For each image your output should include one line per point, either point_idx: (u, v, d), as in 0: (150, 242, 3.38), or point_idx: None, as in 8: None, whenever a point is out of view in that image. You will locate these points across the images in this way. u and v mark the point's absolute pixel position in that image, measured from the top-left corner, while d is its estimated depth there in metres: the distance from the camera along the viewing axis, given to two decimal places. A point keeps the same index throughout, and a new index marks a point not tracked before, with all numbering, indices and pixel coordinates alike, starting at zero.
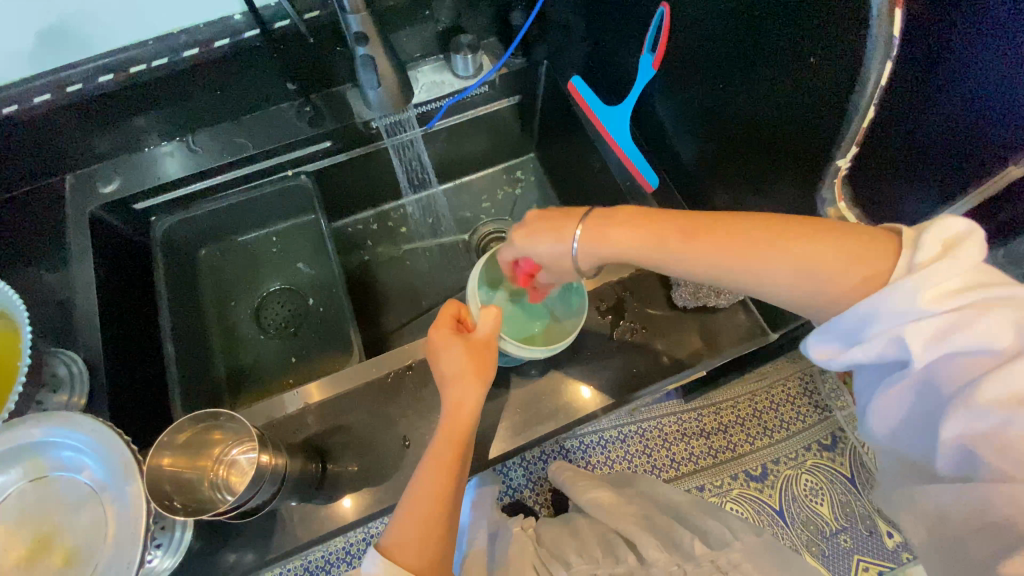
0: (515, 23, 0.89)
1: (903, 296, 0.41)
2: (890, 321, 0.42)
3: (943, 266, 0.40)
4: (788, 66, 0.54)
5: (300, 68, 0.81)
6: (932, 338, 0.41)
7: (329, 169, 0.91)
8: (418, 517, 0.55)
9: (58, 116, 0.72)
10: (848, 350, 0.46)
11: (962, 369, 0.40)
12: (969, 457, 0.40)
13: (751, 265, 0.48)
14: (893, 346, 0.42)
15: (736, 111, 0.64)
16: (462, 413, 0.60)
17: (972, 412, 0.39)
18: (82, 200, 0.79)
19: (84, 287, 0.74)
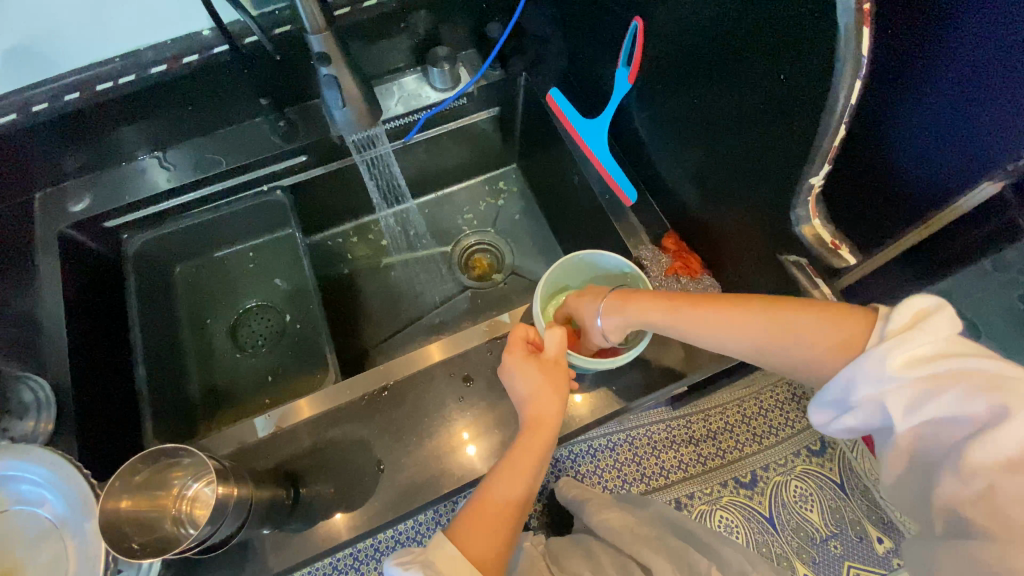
0: (492, 35, 0.88)
1: (876, 364, 0.44)
2: (870, 386, 0.45)
3: (910, 336, 0.43)
4: (759, 82, 0.53)
5: (273, 83, 0.80)
6: (910, 404, 0.43)
7: (306, 184, 0.90)
8: (483, 524, 0.55)
9: (22, 135, 0.70)
10: (840, 415, 0.48)
11: (946, 433, 0.42)
12: (963, 524, 0.41)
13: (736, 333, 0.54)
14: (877, 412, 0.45)
15: (711, 127, 0.63)
16: (544, 424, 0.61)
17: (961, 475, 0.40)
18: (52, 219, 0.78)
19: (52, 308, 0.72)
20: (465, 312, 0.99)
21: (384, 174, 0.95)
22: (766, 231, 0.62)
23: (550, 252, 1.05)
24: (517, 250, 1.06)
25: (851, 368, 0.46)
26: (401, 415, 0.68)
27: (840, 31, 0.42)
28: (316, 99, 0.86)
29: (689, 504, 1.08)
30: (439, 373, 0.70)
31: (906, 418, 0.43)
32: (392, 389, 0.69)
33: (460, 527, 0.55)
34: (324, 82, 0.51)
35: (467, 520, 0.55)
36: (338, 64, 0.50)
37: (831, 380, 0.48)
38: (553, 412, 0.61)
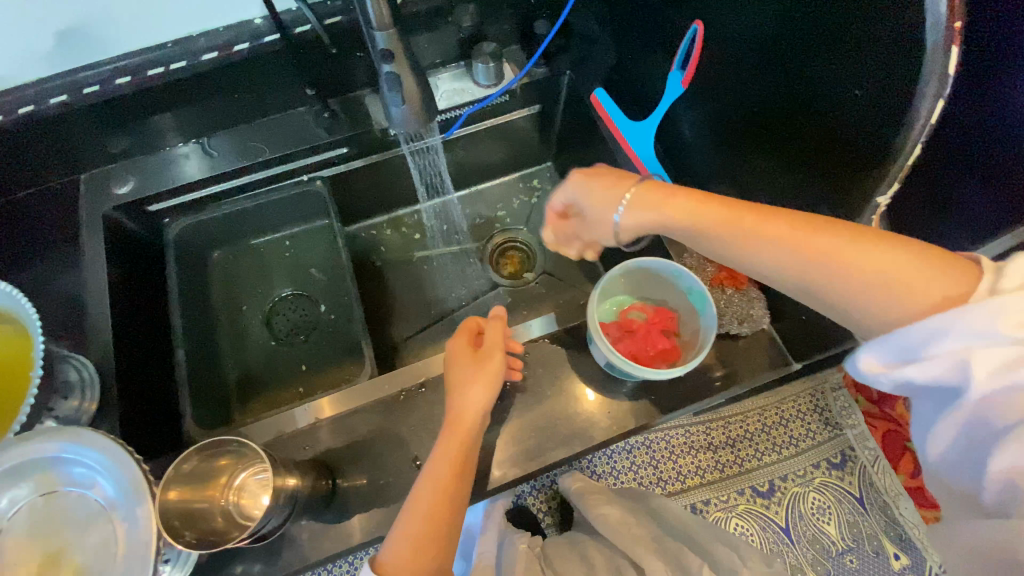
0: (539, 32, 0.87)
1: (972, 321, 0.40)
2: (957, 345, 0.41)
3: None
4: (820, 98, 0.52)
5: (319, 74, 0.80)
6: (1001, 367, 0.39)
7: (345, 175, 0.90)
8: (421, 513, 0.57)
9: (74, 116, 0.71)
10: (903, 365, 0.44)
11: (1009, 408, 0.39)
12: (1012, 493, 0.40)
13: (796, 240, 0.47)
14: (956, 370, 0.41)
15: (764, 140, 0.62)
16: (465, 419, 0.61)
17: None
18: (97, 200, 0.79)
19: (97, 290, 0.73)
20: (494, 309, 0.99)
21: (429, 164, 0.95)
22: None
23: (582, 253, 1.04)
24: (548, 250, 1.04)
25: (935, 322, 0.41)
26: (435, 413, 0.68)
27: (926, 51, 0.40)
28: (359, 90, 0.85)
29: (704, 509, 1.08)
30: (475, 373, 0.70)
31: (984, 386, 0.40)
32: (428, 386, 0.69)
33: (392, 550, 0.57)
34: (385, 79, 0.50)
35: (401, 541, 0.57)
36: (400, 61, 0.49)
37: (905, 328, 0.43)
38: (477, 409, 0.62)
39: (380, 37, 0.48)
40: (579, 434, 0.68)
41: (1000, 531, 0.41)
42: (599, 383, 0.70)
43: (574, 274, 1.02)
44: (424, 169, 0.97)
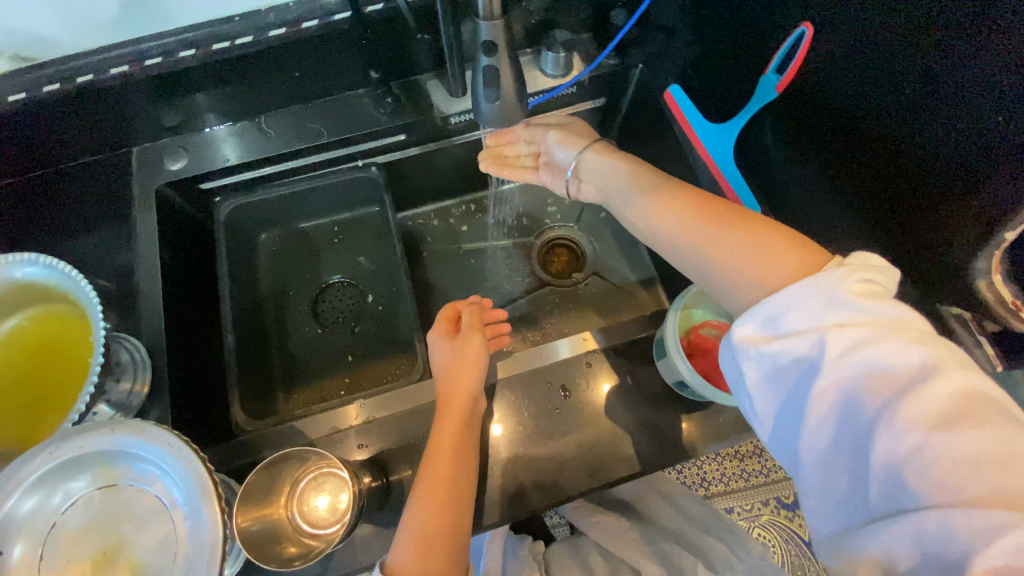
0: (615, 23, 0.82)
1: (826, 293, 0.41)
2: (823, 317, 0.41)
3: (852, 275, 0.42)
4: (911, 123, 0.50)
5: (384, 56, 0.76)
6: (850, 343, 0.39)
7: (401, 162, 0.87)
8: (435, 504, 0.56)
9: (133, 88, 0.68)
10: (769, 342, 0.43)
11: (877, 384, 0.39)
12: (894, 487, 0.37)
13: (746, 237, 0.50)
14: (813, 347, 0.41)
15: (839, 160, 0.60)
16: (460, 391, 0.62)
17: (896, 427, 0.37)
18: (149, 175, 0.77)
19: (148, 270, 0.72)
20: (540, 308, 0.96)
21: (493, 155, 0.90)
22: (907, 277, 0.57)
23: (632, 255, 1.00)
24: (598, 249, 1.01)
25: (802, 294, 0.42)
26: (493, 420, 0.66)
27: None
28: (422, 74, 0.82)
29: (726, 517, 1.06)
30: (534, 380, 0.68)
31: (837, 358, 0.40)
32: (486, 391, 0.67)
33: (401, 550, 0.54)
34: (483, 73, 0.47)
35: (408, 540, 0.55)
36: (503, 54, 0.46)
37: (769, 303, 0.43)
38: (470, 384, 0.63)
39: (484, 25, 0.44)
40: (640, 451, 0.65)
41: (899, 533, 0.35)
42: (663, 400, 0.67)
43: (624, 276, 0.98)
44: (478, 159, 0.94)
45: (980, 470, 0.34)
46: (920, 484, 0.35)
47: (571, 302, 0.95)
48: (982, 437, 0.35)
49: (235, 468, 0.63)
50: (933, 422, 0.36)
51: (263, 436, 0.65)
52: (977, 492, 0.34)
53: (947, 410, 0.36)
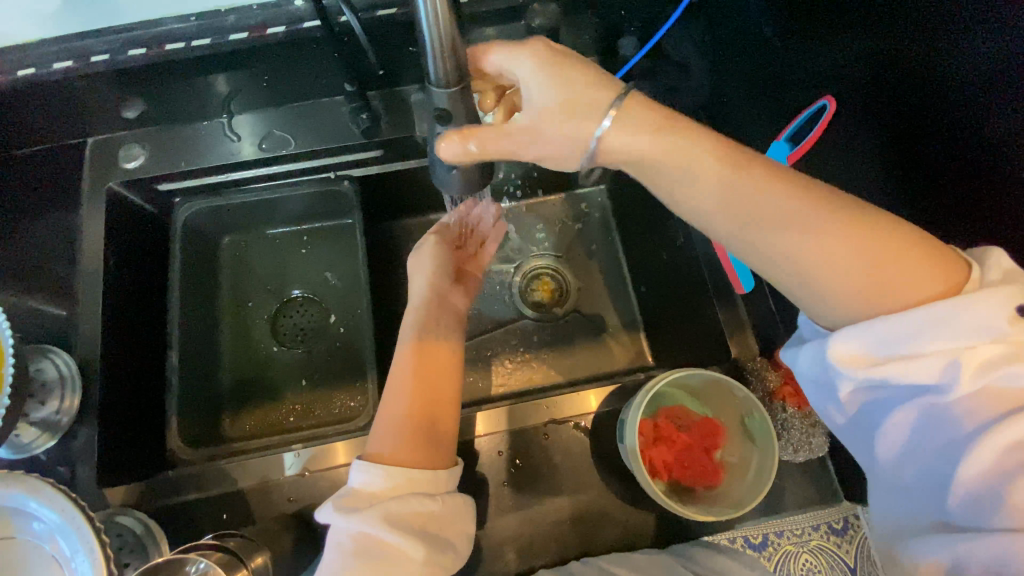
0: (624, 52, 0.73)
1: (977, 312, 0.37)
2: (958, 336, 0.37)
3: (1016, 288, 0.36)
4: (936, 93, 0.45)
5: (359, 68, 0.69)
6: (981, 366, 0.37)
7: (377, 178, 0.80)
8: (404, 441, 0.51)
9: (80, 83, 0.63)
10: (883, 358, 0.39)
11: (992, 405, 0.37)
12: (979, 507, 0.36)
13: (779, 188, 0.40)
14: (939, 365, 0.38)
15: (861, 146, 0.53)
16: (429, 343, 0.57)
17: (1008, 453, 0.36)
18: (101, 171, 0.72)
19: (90, 277, 0.68)
20: (514, 343, 0.89)
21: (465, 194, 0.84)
22: None
23: (623, 296, 0.93)
24: (584, 284, 0.94)
25: (943, 309, 0.37)
26: None
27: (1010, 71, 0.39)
28: (405, 85, 0.74)
29: None
30: (483, 450, 0.63)
31: (967, 382, 0.37)
32: None
33: (382, 444, 0.50)
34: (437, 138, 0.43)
35: (390, 432, 0.51)
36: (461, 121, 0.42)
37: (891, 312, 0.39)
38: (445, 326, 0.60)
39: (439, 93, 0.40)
40: (584, 537, 0.61)
41: (976, 549, 0.36)
42: (621, 484, 0.62)
43: (609, 318, 0.91)
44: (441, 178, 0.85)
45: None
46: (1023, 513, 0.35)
47: (549, 341, 0.89)
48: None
49: (156, 508, 0.60)
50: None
51: (190, 475, 0.61)
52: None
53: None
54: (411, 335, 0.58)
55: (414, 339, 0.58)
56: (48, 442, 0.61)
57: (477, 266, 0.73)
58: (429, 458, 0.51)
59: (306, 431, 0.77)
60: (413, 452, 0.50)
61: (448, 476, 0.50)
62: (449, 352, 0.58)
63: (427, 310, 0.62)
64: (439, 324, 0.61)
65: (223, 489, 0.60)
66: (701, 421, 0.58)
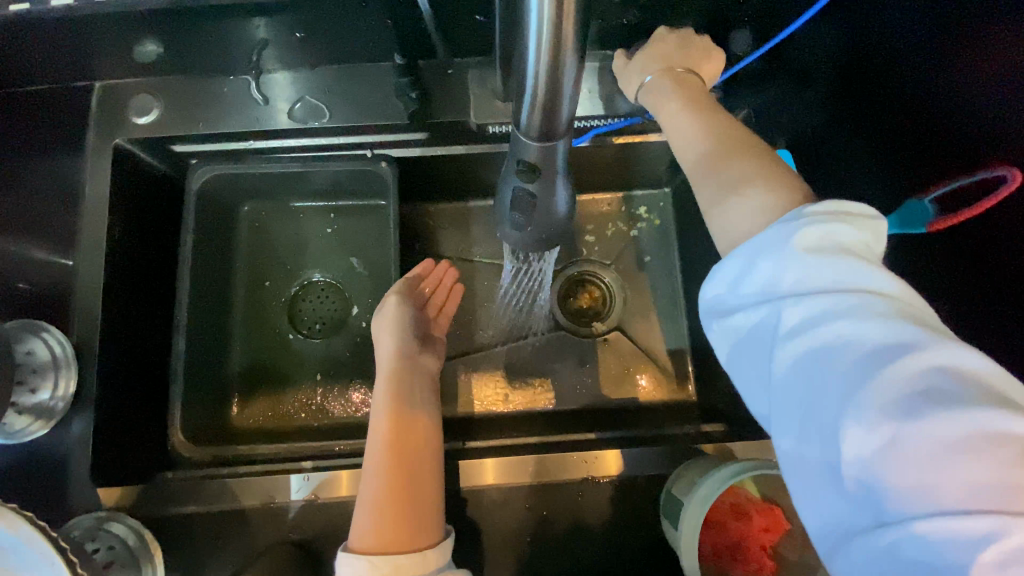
0: (734, 48, 0.60)
1: (781, 241, 0.33)
2: (778, 275, 0.33)
3: (833, 226, 0.33)
4: (994, 152, 0.43)
5: (414, 34, 0.58)
6: (816, 308, 0.32)
7: (418, 160, 0.70)
8: (396, 500, 0.50)
9: (85, 23, 0.53)
10: (731, 316, 0.36)
11: (837, 354, 0.31)
12: (871, 487, 0.29)
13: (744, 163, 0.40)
14: (773, 310, 0.33)
15: (880, 134, 0.53)
16: (400, 399, 0.56)
17: (858, 413, 0.29)
18: (110, 124, 0.63)
19: (92, 246, 0.61)
20: (546, 356, 0.82)
21: (478, 180, 0.76)
22: None
23: (673, 318, 0.84)
24: (632, 300, 0.84)
25: (759, 247, 0.34)
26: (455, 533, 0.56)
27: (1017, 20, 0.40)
28: (464, 58, 0.63)
29: None
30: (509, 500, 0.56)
31: (789, 328, 0.32)
32: (453, 496, 0.57)
33: (364, 529, 0.48)
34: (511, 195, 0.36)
35: (373, 519, 0.48)
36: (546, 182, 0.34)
37: (757, 264, 0.34)
38: (418, 382, 0.59)
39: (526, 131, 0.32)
40: None
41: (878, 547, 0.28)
42: (656, 554, 0.56)
43: (655, 342, 0.83)
44: (468, 169, 0.74)
45: (937, 463, 0.27)
46: (889, 484, 0.28)
47: (585, 359, 0.82)
48: (939, 425, 0.28)
49: (153, 517, 0.55)
50: (894, 404, 0.29)
51: (189, 485, 0.56)
52: (948, 494, 0.27)
53: (890, 383, 0.29)
54: (382, 395, 0.57)
55: (388, 416, 0.54)
56: (40, 429, 0.56)
57: (443, 323, 0.67)
58: (415, 535, 0.48)
59: (319, 428, 0.72)
60: (400, 536, 0.48)
61: (440, 551, 0.47)
62: (426, 426, 0.55)
63: (401, 380, 0.58)
64: (412, 396, 0.57)
65: (224, 506, 0.55)
66: (764, 509, 0.51)
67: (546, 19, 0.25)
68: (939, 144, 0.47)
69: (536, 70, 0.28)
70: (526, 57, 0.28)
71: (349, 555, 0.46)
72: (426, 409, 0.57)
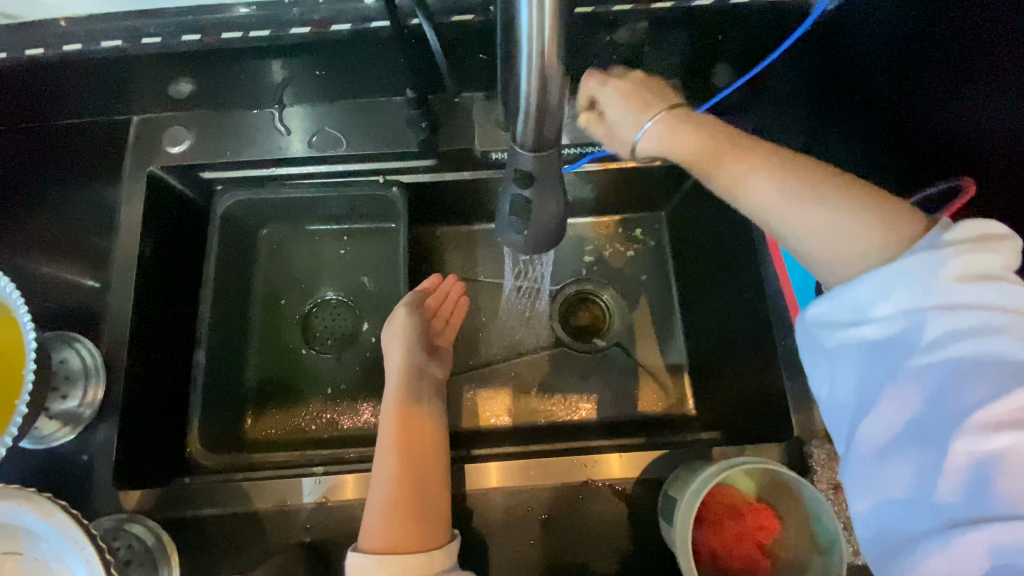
0: (718, 81, 0.66)
1: (933, 267, 0.36)
2: (923, 298, 0.37)
3: (981, 253, 0.36)
4: (965, 151, 0.47)
5: (425, 71, 0.64)
6: (954, 331, 0.36)
7: (427, 185, 0.76)
8: (399, 502, 0.54)
9: (131, 61, 0.60)
10: (850, 328, 0.39)
11: (973, 370, 0.35)
12: (979, 487, 0.33)
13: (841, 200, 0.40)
14: (909, 326, 0.37)
15: (858, 146, 0.58)
16: (408, 413, 0.61)
17: (983, 423, 0.33)
18: (145, 152, 0.69)
19: (124, 263, 0.66)
20: (549, 372, 0.85)
21: (483, 203, 0.82)
22: None
23: (670, 335, 0.87)
24: (630, 317, 0.88)
25: (900, 266, 0.38)
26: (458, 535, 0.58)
27: (981, 38, 0.46)
28: (469, 92, 0.69)
29: None
30: (512, 503, 0.58)
31: (928, 345, 0.36)
32: (458, 502, 0.58)
33: (372, 531, 0.52)
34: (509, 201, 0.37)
35: (382, 520, 0.53)
36: (539, 189, 0.36)
37: (900, 284, 0.37)
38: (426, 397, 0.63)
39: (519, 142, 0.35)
40: None
41: (964, 538, 0.32)
42: (657, 559, 0.58)
43: (653, 357, 0.86)
44: (474, 193, 0.80)
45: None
46: (997, 492, 0.33)
47: (587, 376, 0.84)
48: None
49: (170, 519, 0.57)
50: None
51: (205, 487, 0.59)
52: None
53: (1023, 403, 0.33)
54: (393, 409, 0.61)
55: (394, 421, 0.60)
56: (68, 434, 0.59)
57: (449, 332, 0.70)
58: (419, 534, 0.52)
59: (330, 441, 0.75)
60: (407, 537, 0.52)
61: (445, 551, 0.51)
62: (430, 433, 0.60)
63: (406, 386, 0.63)
64: (416, 401, 0.62)
65: (239, 509, 0.58)
66: (756, 508, 0.53)
67: (534, 62, 0.30)
68: (913, 149, 0.52)
69: (529, 101, 0.32)
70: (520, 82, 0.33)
71: (359, 554, 0.50)
72: (430, 419, 0.61)
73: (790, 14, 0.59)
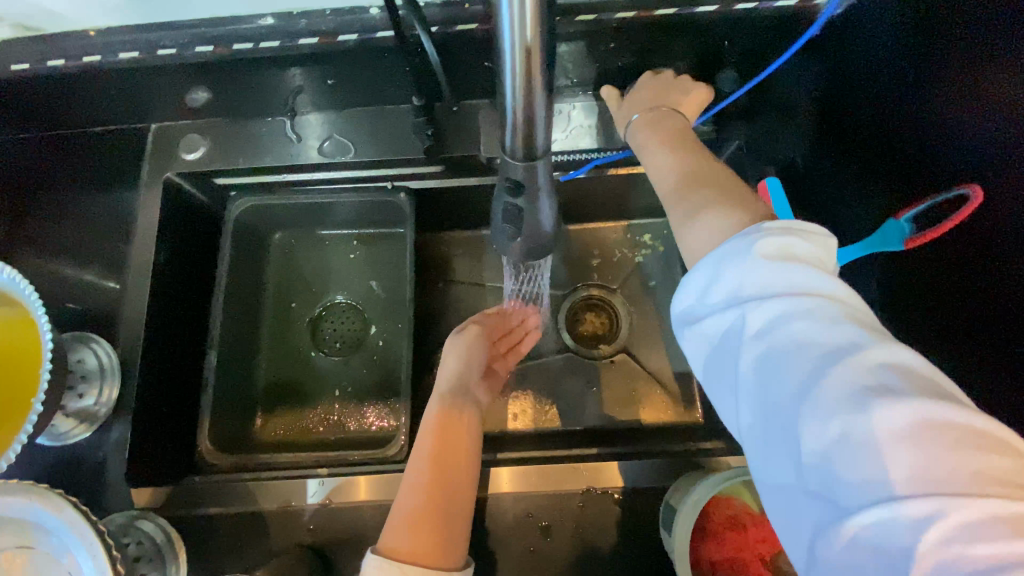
0: (722, 86, 0.66)
1: (745, 253, 0.36)
2: (742, 283, 0.35)
3: (786, 238, 0.36)
4: (953, 145, 0.46)
5: (430, 80, 0.65)
6: (774, 318, 0.34)
7: (435, 190, 0.77)
8: (421, 512, 0.50)
9: (149, 73, 0.62)
10: (698, 329, 0.38)
11: (797, 354, 0.32)
12: (824, 479, 0.30)
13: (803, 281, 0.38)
14: (734, 316, 0.35)
15: (854, 160, 0.57)
16: (457, 420, 0.57)
17: (816, 411, 0.31)
18: (162, 159, 0.71)
19: (139, 265, 0.67)
20: (555, 378, 0.85)
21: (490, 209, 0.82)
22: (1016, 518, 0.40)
23: (679, 340, 0.86)
24: (637, 322, 0.87)
25: (722, 257, 0.37)
26: None
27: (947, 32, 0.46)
28: (474, 100, 0.70)
29: None
30: (511, 508, 0.59)
31: (755, 331, 0.34)
32: None
33: (394, 531, 0.48)
34: (504, 209, 0.43)
35: (404, 522, 0.49)
36: (530, 196, 0.42)
37: (721, 272, 0.36)
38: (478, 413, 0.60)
39: (512, 159, 0.41)
40: None
41: (837, 542, 0.29)
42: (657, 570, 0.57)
43: (660, 363, 0.85)
44: (481, 199, 0.80)
45: (887, 455, 0.28)
46: (842, 479, 0.29)
47: (592, 383, 0.84)
48: (892, 417, 0.29)
49: (178, 516, 0.59)
50: (849, 400, 0.30)
51: (214, 486, 0.60)
52: (898, 482, 0.28)
53: (836, 381, 0.31)
54: (436, 411, 0.58)
55: (434, 427, 0.56)
56: (84, 432, 0.61)
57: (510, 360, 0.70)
58: (438, 549, 0.47)
59: (334, 444, 0.75)
60: (423, 547, 0.47)
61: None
62: (469, 445, 0.56)
63: (450, 396, 0.60)
64: (459, 413, 0.58)
65: (244, 507, 0.59)
66: (761, 520, 0.53)
67: (517, 58, 0.32)
68: (906, 158, 0.51)
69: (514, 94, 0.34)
70: (508, 89, 0.35)
71: (378, 557, 0.45)
72: (473, 428, 0.58)
73: (792, 22, 0.59)
